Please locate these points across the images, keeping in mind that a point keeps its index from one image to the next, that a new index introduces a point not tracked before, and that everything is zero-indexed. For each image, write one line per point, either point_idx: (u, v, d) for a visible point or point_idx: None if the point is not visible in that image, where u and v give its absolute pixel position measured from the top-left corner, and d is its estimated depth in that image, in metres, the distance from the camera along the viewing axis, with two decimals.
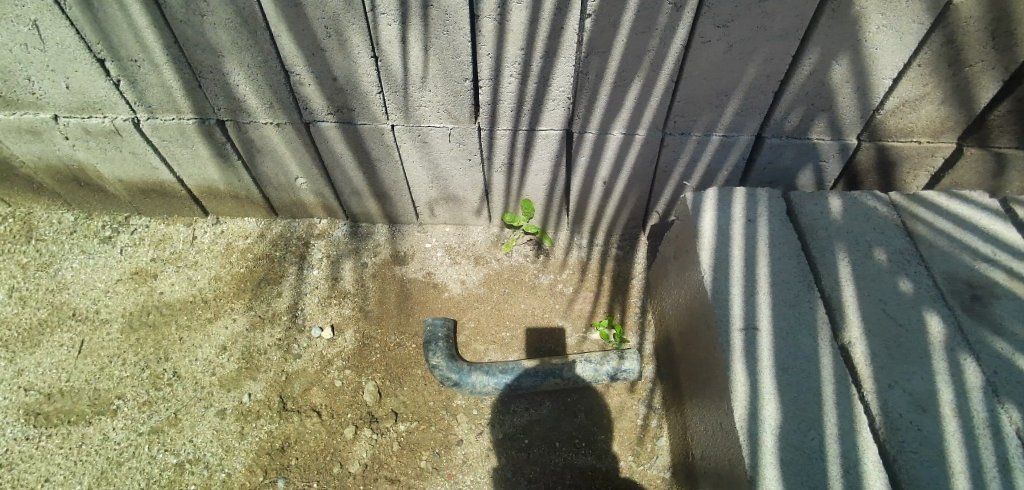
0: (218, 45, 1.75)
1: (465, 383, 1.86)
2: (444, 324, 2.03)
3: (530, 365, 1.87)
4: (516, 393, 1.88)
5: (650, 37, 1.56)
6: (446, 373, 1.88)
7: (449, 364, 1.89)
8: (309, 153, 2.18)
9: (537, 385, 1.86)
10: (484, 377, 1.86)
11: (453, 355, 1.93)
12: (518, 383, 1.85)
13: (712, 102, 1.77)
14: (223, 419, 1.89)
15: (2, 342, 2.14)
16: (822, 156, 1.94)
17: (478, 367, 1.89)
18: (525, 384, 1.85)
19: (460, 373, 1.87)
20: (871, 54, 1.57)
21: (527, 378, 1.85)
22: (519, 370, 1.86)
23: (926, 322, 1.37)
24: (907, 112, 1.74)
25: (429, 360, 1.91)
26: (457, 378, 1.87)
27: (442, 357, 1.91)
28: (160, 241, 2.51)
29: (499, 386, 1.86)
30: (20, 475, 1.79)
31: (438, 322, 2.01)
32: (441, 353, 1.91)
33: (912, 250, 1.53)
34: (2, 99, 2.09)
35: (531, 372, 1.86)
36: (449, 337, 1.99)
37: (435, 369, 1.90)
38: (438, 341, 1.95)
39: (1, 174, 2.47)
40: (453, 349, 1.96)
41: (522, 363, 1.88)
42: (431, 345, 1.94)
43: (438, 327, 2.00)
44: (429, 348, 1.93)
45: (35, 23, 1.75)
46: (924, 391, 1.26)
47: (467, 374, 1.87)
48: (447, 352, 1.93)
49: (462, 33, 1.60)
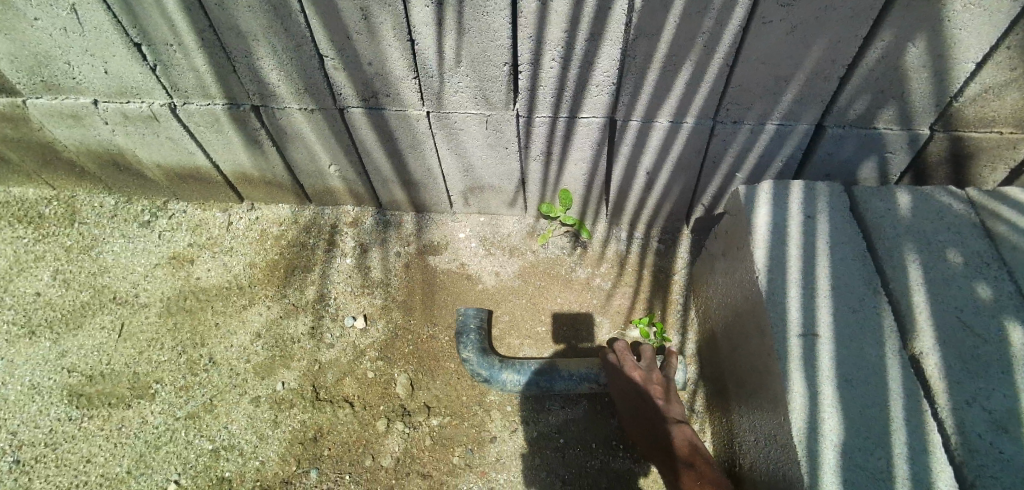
0: (252, 28, 1.71)
1: (498, 380, 1.82)
2: (476, 314, 1.97)
3: (568, 367, 1.80)
4: (550, 394, 1.83)
5: (706, 18, 1.45)
6: (477, 368, 1.84)
7: (481, 359, 1.85)
8: (342, 140, 2.15)
9: (572, 390, 1.79)
10: (517, 376, 1.81)
11: (484, 349, 1.88)
12: (553, 386, 1.79)
13: (770, 89, 1.65)
14: (257, 407, 1.90)
15: (47, 323, 2.21)
16: (890, 146, 1.78)
17: (511, 365, 1.83)
18: (561, 388, 1.79)
19: (492, 370, 1.83)
20: (954, 35, 1.41)
21: (564, 382, 1.78)
22: (556, 372, 1.79)
23: (1008, 332, 1.25)
24: (991, 100, 1.57)
25: (460, 354, 1.87)
26: (489, 375, 1.82)
27: (473, 351, 1.86)
28: (197, 227, 2.53)
29: (533, 386, 1.81)
30: (64, 454, 1.84)
31: (471, 313, 1.95)
32: (473, 346, 1.87)
33: (994, 253, 1.39)
34: (45, 84, 2.11)
35: (565, 375, 1.78)
36: (481, 328, 1.93)
37: (466, 361, 1.86)
38: (471, 332, 1.91)
39: (46, 157, 2.53)
40: (485, 342, 1.91)
41: (561, 365, 1.82)
42: (463, 337, 1.89)
43: (471, 318, 1.95)
44: (462, 339, 1.89)
45: (73, 7, 1.75)
46: (1005, 408, 1.14)
47: (500, 371, 1.82)
48: (480, 344, 1.88)
49: (502, 14, 1.52)
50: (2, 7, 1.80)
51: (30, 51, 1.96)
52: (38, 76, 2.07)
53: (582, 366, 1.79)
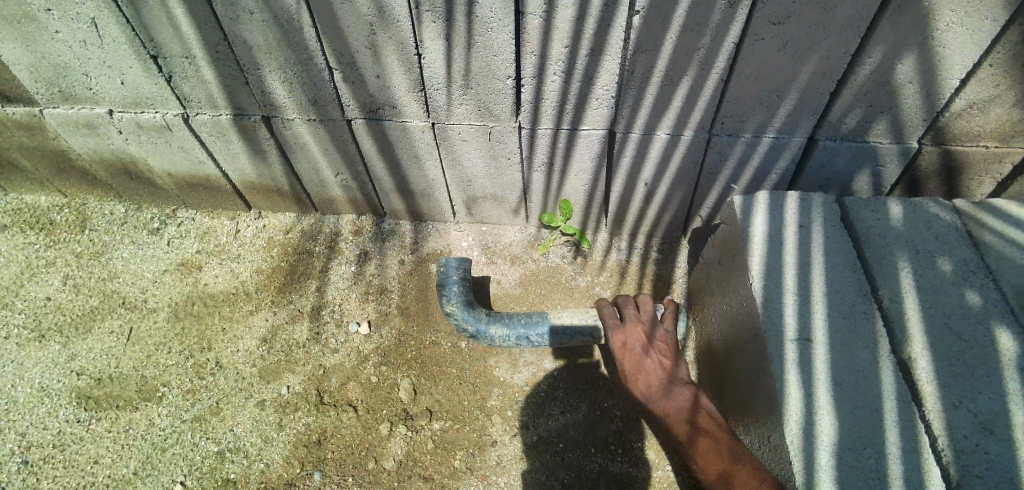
0: (265, 42, 1.78)
1: (485, 334, 1.91)
2: (458, 265, 2.01)
3: (556, 318, 1.88)
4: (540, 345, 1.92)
5: (702, 34, 1.52)
6: (463, 322, 1.92)
7: (466, 314, 1.92)
8: (349, 151, 2.21)
9: (562, 342, 1.88)
10: (505, 330, 1.90)
11: (468, 303, 1.94)
12: (543, 339, 1.88)
13: (764, 102, 1.71)
14: (262, 410, 1.93)
15: (57, 327, 2.25)
16: (880, 159, 1.84)
17: (499, 318, 1.91)
18: (550, 341, 1.88)
19: (479, 324, 1.90)
20: (938, 52, 1.48)
21: (553, 335, 1.86)
22: (544, 325, 1.87)
23: (996, 337, 1.28)
24: (976, 114, 1.63)
25: (444, 308, 1.93)
26: (476, 329, 1.91)
27: (458, 306, 1.93)
28: (205, 234, 2.59)
29: (521, 339, 1.90)
30: (71, 456, 1.87)
31: (452, 265, 1.99)
32: (456, 299, 1.93)
33: (980, 261, 1.44)
34: (62, 94, 2.19)
35: (555, 330, 1.85)
36: (464, 279, 1.98)
37: (451, 315, 1.93)
38: (453, 284, 1.96)
39: (60, 166, 2.60)
40: (469, 294, 1.97)
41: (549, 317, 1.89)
42: (446, 290, 1.95)
43: (453, 270, 1.99)
44: (445, 292, 1.95)
45: (94, 20, 1.83)
46: (992, 410, 1.17)
47: (487, 325, 1.90)
48: (464, 298, 1.94)
49: (507, 29, 1.59)
50: (26, 20, 1.88)
51: (51, 63, 2.04)
52: (57, 86, 2.15)
53: (570, 318, 1.86)
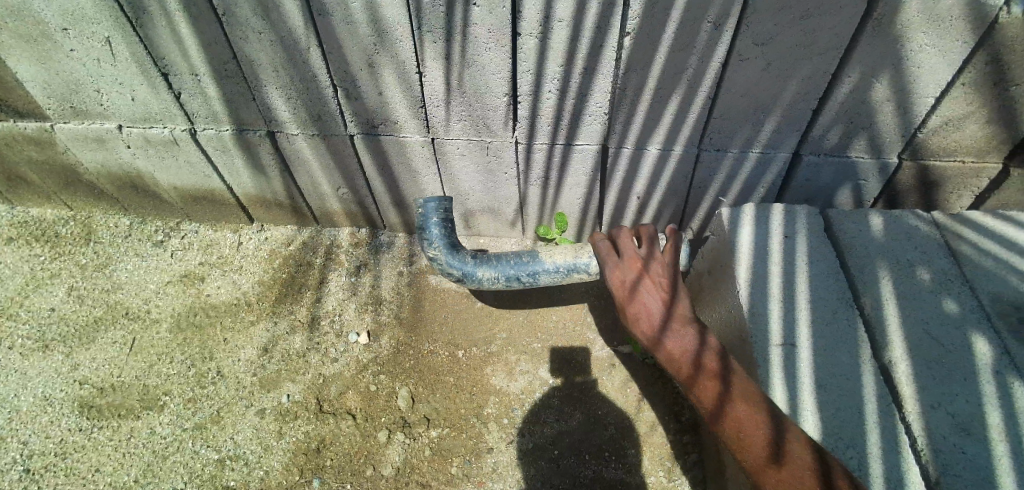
0: (272, 61, 1.86)
1: (474, 277, 1.97)
2: (437, 206, 1.98)
3: (545, 257, 1.95)
4: (530, 283, 2.00)
5: (689, 55, 1.61)
6: (450, 268, 1.96)
7: (452, 258, 1.95)
8: (351, 165, 2.28)
9: (553, 280, 1.97)
10: (495, 272, 1.96)
11: (452, 246, 1.97)
12: (534, 278, 1.96)
13: (749, 119, 1.79)
14: (262, 418, 1.96)
15: (60, 337, 2.29)
16: (861, 173, 1.91)
17: (487, 260, 1.96)
18: (541, 279, 1.97)
19: (466, 268, 1.95)
20: (913, 72, 1.55)
21: (543, 273, 1.95)
22: (534, 264, 1.94)
23: (973, 343, 1.34)
24: (951, 131, 1.71)
25: (428, 254, 1.97)
26: (464, 273, 1.96)
27: (442, 250, 1.95)
28: (208, 246, 2.64)
29: (512, 280, 1.98)
30: (73, 464, 1.89)
31: (431, 208, 1.97)
32: (440, 243, 1.95)
33: (957, 271, 1.50)
34: (73, 110, 2.26)
35: (545, 268, 1.94)
36: (444, 220, 1.99)
37: (436, 260, 1.97)
38: (433, 226, 1.97)
39: (67, 180, 2.67)
40: (452, 236, 1.98)
41: (538, 256, 1.96)
42: (427, 234, 1.96)
43: (432, 212, 1.98)
44: (427, 236, 1.97)
45: (108, 39, 1.91)
46: (969, 413, 1.22)
47: (476, 268, 1.95)
48: (447, 241, 1.96)
49: (504, 50, 1.67)
50: (42, 40, 1.96)
51: (64, 80, 2.11)
52: (68, 102, 2.22)
53: (559, 258, 1.94)
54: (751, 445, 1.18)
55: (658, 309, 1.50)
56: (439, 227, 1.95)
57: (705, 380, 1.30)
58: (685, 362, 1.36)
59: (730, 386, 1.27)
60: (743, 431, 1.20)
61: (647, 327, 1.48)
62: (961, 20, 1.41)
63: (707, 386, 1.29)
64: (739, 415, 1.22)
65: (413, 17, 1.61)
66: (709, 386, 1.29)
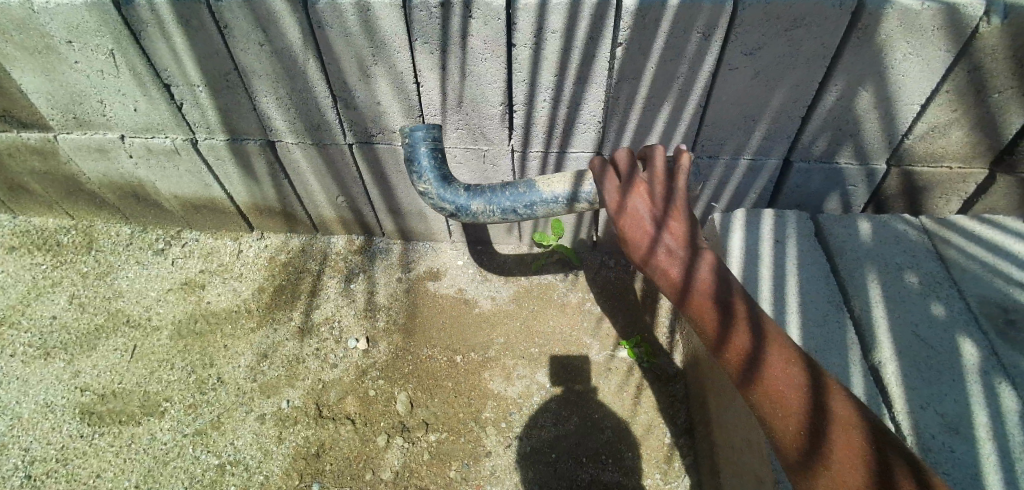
0: (272, 72, 1.90)
1: (466, 211, 1.54)
2: (427, 134, 1.58)
3: (542, 183, 1.50)
4: (530, 218, 1.56)
5: (679, 64, 1.65)
6: (441, 202, 1.57)
7: (443, 191, 1.56)
8: (350, 173, 2.31)
9: (555, 212, 1.52)
10: (487, 205, 1.51)
11: (444, 177, 1.57)
12: (533, 211, 1.52)
13: (740, 126, 1.83)
14: (262, 424, 1.98)
15: (62, 344, 2.31)
16: (849, 180, 1.95)
17: (478, 191, 1.52)
18: (541, 212, 1.52)
19: (457, 199, 1.53)
20: (898, 81, 1.60)
21: (542, 203, 1.49)
22: (528, 191, 1.49)
23: (959, 344, 1.37)
24: (937, 138, 1.75)
25: (416, 187, 1.59)
26: (455, 207, 1.54)
27: (433, 183, 1.56)
28: (209, 254, 2.67)
29: (508, 213, 1.53)
30: (74, 470, 1.91)
31: (418, 136, 1.57)
32: (429, 174, 1.57)
33: (944, 273, 1.54)
34: (76, 120, 2.30)
35: (546, 196, 1.48)
36: (435, 148, 1.60)
37: (427, 195, 1.59)
38: (423, 155, 1.58)
39: (70, 189, 2.70)
40: (444, 167, 1.59)
41: (534, 182, 1.51)
42: (416, 164, 1.58)
43: (420, 141, 1.57)
44: (416, 168, 1.59)
45: (111, 52, 1.95)
46: (956, 412, 1.24)
47: (466, 200, 1.52)
48: (438, 172, 1.57)
49: (499, 60, 1.71)
50: (47, 52, 2.00)
51: (68, 91, 2.15)
52: (71, 113, 2.26)
53: (558, 182, 1.47)
54: (793, 421, 0.88)
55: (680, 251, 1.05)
56: (428, 155, 1.56)
57: (737, 335, 0.97)
58: (710, 311, 1.01)
59: (765, 344, 0.96)
60: (785, 402, 0.91)
61: (665, 263, 1.05)
62: (942, 30, 1.45)
63: (739, 343, 0.97)
64: (777, 383, 0.93)
65: (411, 29, 1.66)
66: (741, 343, 0.97)
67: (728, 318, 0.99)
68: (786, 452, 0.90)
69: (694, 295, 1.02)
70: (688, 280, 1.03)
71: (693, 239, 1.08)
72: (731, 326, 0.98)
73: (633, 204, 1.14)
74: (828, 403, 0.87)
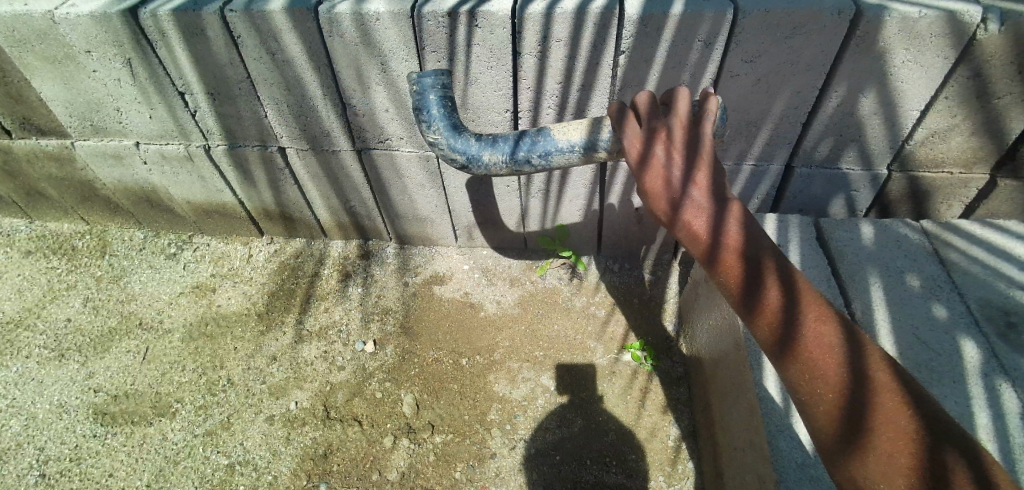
0: (283, 80, 1.95)
1: (479, 162, 1.41)
2: (435, 82, 1.45)
3: (557, 131, 1.38)
4: (544, 170, 1.44)
5: (682, 71, 1.69)
6: (451, 153, 1.44)
7: (454, 140, 1.41)
8: (359, 179, 2.36)
9: (571, 162, 1.40)
10: (500, 156, 1.39)
11: (456, 125, 1.43)
12: (548, 161, 1.40)
13: (742, 132, 1.85)
14: (271, 424, 2.01)
15: (76, 347, 2.36)
16: (852, 185, 1.97)
17: (492, 140, 1.39)
18: (556, 162, 1.40)
19: (469, 149, 1.40)
20: (898, 87, 1.62)
21: (558, 152, 1.37)
22: (542, 139, 1.37)
23: (961, 346, 1.38)
24: (938, 143, 1.76)
25: (426, 138, 1.45)
26: (467, 158, 1.41)
27: (443, 132, 1.42)
28: (219, 259, 2.72)
29: (522, 165, 1.40)
30: (87, 469, 1.95)
31: (426, 82, 1.43)
32: (439, 123, 1.42)
33: (946, 277, 1.56)
34: (93, 128, 2.36)
35: (564, 143, 1.36)
36: (445, 96, 1.45)
37: (437, 146, 1.45)
38: (433, 103, 1.43)
39: (85, 195, 2.77)
40: (455, 116, 1.44)
41: (549, 130, 1.39)
42: (425, 113, 1.43)
43: (428, 87, 1.44)
44: (425, 117, 1.44)
45: (129, 61, 2.01)
46: (957, 412, 1.25)
47: (479, 150, 1.39)
48: (449, 120, 1.43)
49: (505, 68, 1.75)
50: (67, 62, 2.07)
51: (86, 99, 2.22)
52: (89, 121, 2.32)
53: (575, 130, 1.35)
54: (832, 399, 0.71)
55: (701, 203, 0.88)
56: (438, 102, 1.41)
57: (769, 295, 0.80)
58: (738, 268, 0.84)
59: (802, 307, 0.79)
60: (825, 375, 0.74)
61: (687, 216, 0.88)
62: (940, 38, 1.48)
63: (770, 306, 0.80)
64: (815, 352, 0.76)
65: (419, 38, 1.71)
66: (774, 306, 0.79)
67: (757, 276, 0.82)
68: (826, 435, 0.73)
69: (720, 249, 0.85)
70: (712, 232, 0.86)
71: (720, 190, 0.91)
72: (760, 286, 0.81)
73: (652, 149, 0.99)
74: (878, 379, 0.69)
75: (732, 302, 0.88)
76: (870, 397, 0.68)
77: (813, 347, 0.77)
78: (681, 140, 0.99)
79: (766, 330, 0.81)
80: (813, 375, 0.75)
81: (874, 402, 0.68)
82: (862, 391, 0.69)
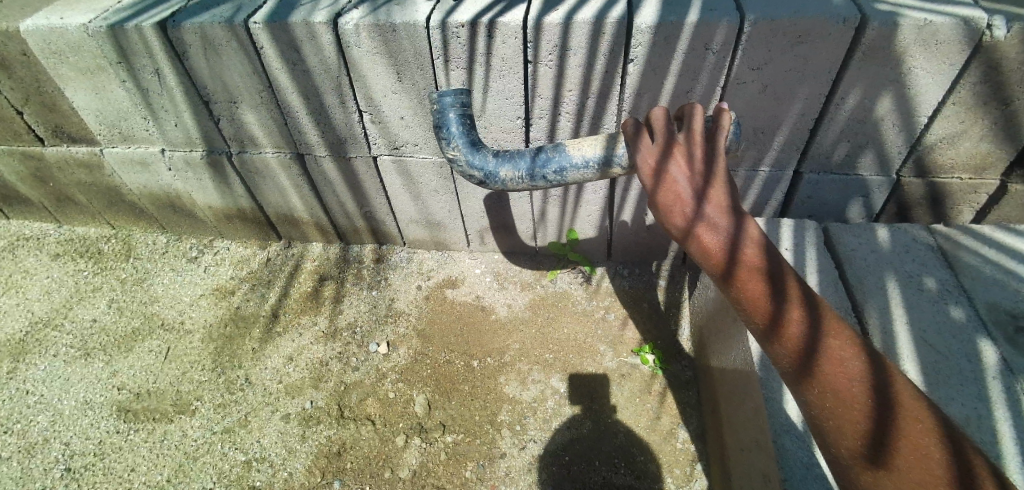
0: (302, 89, 2.02)
1: (496, 178, 1.47)
2: (456, 100, 1.50)
3: (571, 147, 1.41)
4: (559, 185, 1.48)
5: (690, 79, 1.72)
6: (469, 170, 1.49)
7: (472, 155, 1.47)
8: (374, 185, 2.42)
9: (586, 177, 1.44)
10: (518, 171, 1.44)
11: (474, 143, 1.48)
12: (563, 177, 1.43)
13: (750, 138, 1.89)
14: (287, 423, 2.07)
15: (101, 346, 2.44)
16: (862, 190, 1.99)
17: (509, 156, 1.44)
18: (572, 177, 1.43)
19: (486, 166, 1.46)
20: (904, 94, 1.64)
21: (572, 168, 1.41)
22: (557, 156, 1.40)
23: (969, 349, 1.39)
24: (946, 149, 1.78)
25: (445, 155, 1.51)
26: (484, 174, 1.47)
27: (462, 149, 1.47)
28: (239, 262, 2.80)
29: (539, 180, 1.45)
30: (110, 464, 2.01)
31: (447, 100, 1.49)
32: (459, 140, 1.47)
33: (954, 281, 1.57)
34: (121, 135, 2.47)
35: (580, 160, 1.39)
36: (464, 114, 1.50)
37: (456, 163, 1.51)
38: (453, 122, 1.49)
39: (112, 200, 2.88)
40: (474, 133, 1.50)
41: (564, 145, 1.43)
42: (445, 131, 1.49)
43: (449, 105, 1.49)
44: (445, 135, 1.50)
45: (156, 72, 2.10)
46: (964, 414, 1.25)
47: (496, 166, 1.44)
48: (468, 137, 1.48)
49: (517, 77, 1.81)
50: (99, 72, 2.16)
51: (115, 108, 2.32)
52: (117, 128, 2.43)
53: (589, 146, 1.39)
54: (856, 416, 0.74)
55: (718, 223, 0.91)
56: (457, 120, 1.47)
57: (793, 311, 0.82)
58: (760, 283, 0.85)
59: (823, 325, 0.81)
60: (847, 389, 0.77)
61: (702, 233, 0.91)
62: (945, 44, 1.50)
63: (794, 322, 0.82)
64: (834, 371, 0.78)
65: (434, 49, 1.78)
66: (797, 323, 0.81)
67: (778, 295, 0.84)
68: (845, 444, 0.76)
69: (738, 266, 0.88)
70: (729, 250, 0.88)
71: (736, 209, 0.93)
72: (783, 304, 0.83)
73: (667, 168, 1.02)
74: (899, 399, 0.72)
75: (746, 317, 0.90)
76: (894, 410, 0.72)
77: (833, 366, 0.79)
78: (694, 160, 1.02)
79: (784, 343, 0.83)
80: (829, 387, 0.78)
81: (901, 415, 0.71)
82: (887, 406, 0.73)
